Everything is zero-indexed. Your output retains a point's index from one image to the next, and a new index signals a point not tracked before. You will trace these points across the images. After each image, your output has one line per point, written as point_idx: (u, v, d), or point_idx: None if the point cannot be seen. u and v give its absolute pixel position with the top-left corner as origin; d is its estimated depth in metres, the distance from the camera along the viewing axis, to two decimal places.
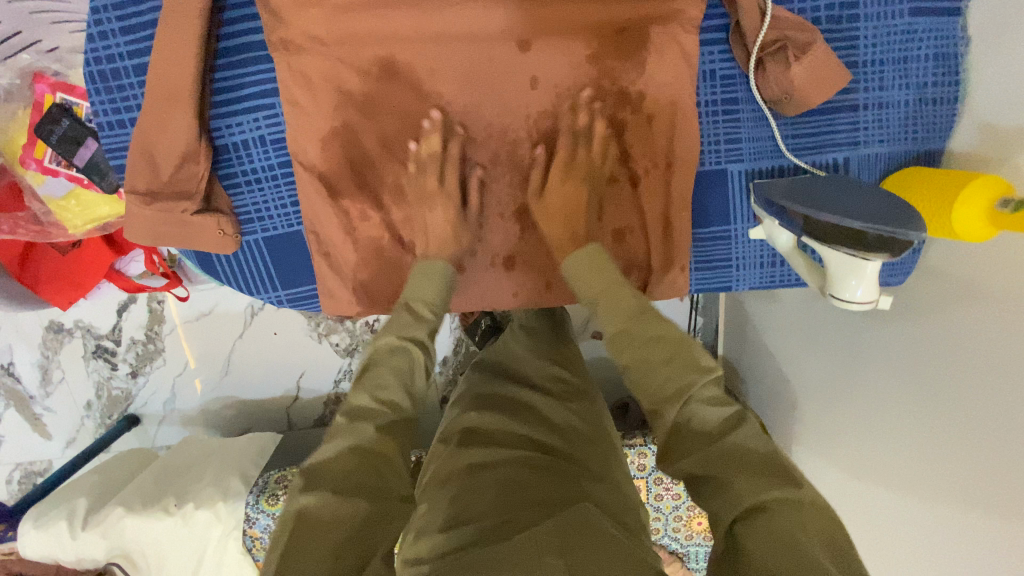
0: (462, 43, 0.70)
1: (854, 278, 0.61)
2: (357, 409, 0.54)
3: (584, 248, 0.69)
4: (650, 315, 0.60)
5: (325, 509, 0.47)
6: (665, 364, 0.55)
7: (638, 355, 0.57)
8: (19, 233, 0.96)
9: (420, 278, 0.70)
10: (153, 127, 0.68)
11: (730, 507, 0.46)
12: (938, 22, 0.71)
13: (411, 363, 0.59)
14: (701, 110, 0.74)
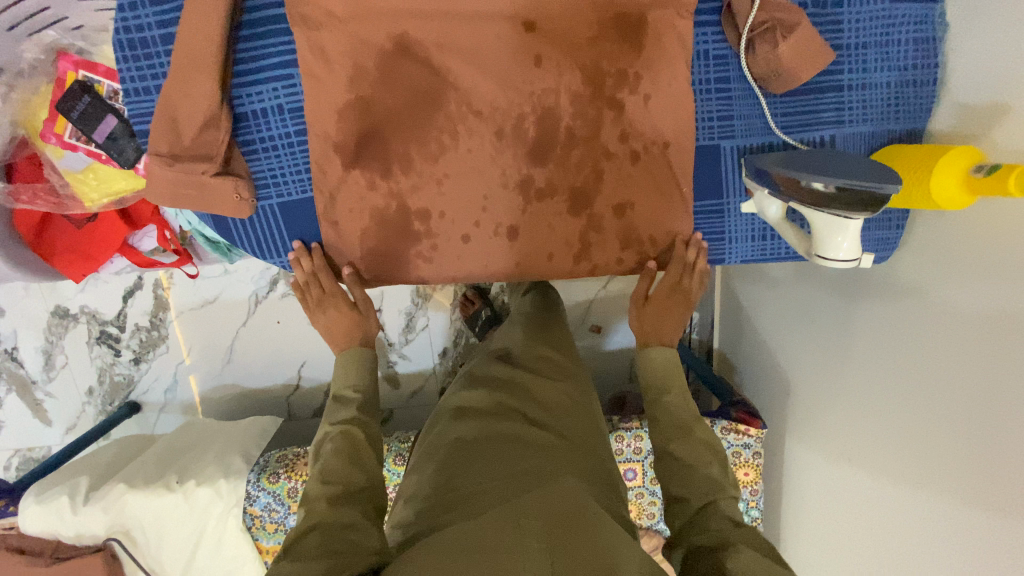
0: (472, 20, 0.73)
1: (844, 239, 0.67)
2: (314, 498, 0.70)
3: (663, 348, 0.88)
4: (703, 432, 0.79)
5: (296, 566, 0.61)
6: (700, 472, 0.74)
7: (682, 460, 0.75)
8: (37, 203, 0.99)
9: (337, 371, 0.86)
10: (177, 92, 0.71)
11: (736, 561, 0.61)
12: (918, 8, 0.75)
13: (349, 444, 0.76)
14: (695, 88, 0.78)
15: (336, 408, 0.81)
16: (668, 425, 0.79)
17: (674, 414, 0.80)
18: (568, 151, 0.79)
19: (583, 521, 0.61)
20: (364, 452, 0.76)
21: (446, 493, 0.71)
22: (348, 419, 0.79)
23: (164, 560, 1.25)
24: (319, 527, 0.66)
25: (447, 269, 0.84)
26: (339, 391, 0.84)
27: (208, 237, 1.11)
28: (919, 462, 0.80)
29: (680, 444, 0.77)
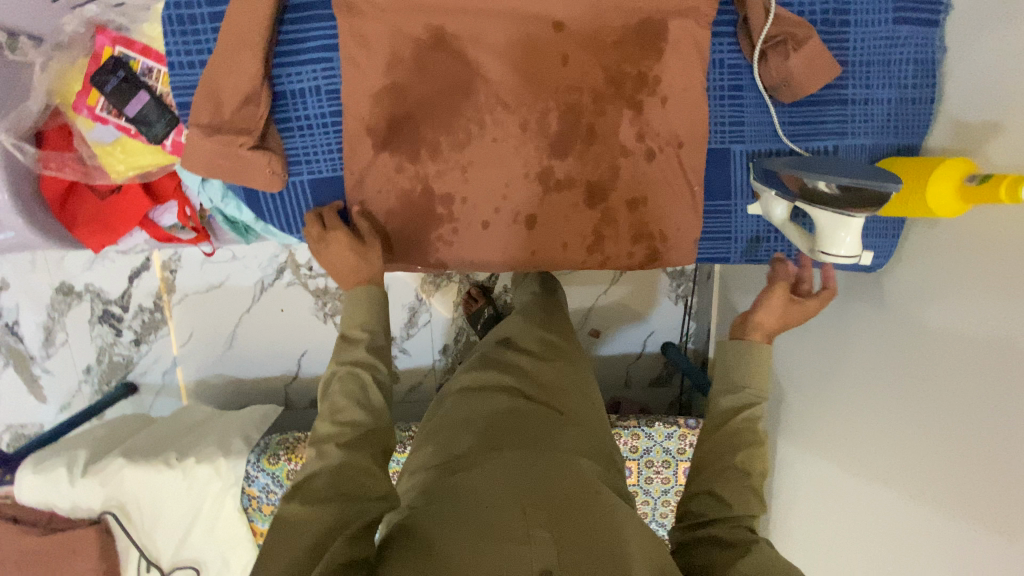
0: (506, 17, 0.78)
1: (849, 236, 0.72)
2: (323, 436, 0.68)
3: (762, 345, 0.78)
4: (767, 446, 0.72)
5: (303, 512, 0.61)
6: (748, 484, 0.69)
7: (733, 470, 0.69)
8: (66, 171, 1.01)
9: (351, 306, 0.78)
10: (222, 67, 0.75)
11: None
12: (918, 31, 0.81)
13: (361, 385, 0.72)
14: (709, 94, 0.83)
15: (348, 345, 0.75)
16: (733, 430, 0.73)
17: (745, 417, 0.73)
18: (587, 146, 0.83)
19: (588, 500, 0.63)
20: (375, 395, 0.72)
21: (450, 460, 0.72)
22: (362, 362, 0.74)
23: (156, 538, 1.26)
24: (327, 469, 0.65)
25: (465, 253, 0.87)
26: (348, 329, 0.77)
27: (226, 216, 1.13)
28: (899, 462, 0.83)
29: (742, 453, 0.71)
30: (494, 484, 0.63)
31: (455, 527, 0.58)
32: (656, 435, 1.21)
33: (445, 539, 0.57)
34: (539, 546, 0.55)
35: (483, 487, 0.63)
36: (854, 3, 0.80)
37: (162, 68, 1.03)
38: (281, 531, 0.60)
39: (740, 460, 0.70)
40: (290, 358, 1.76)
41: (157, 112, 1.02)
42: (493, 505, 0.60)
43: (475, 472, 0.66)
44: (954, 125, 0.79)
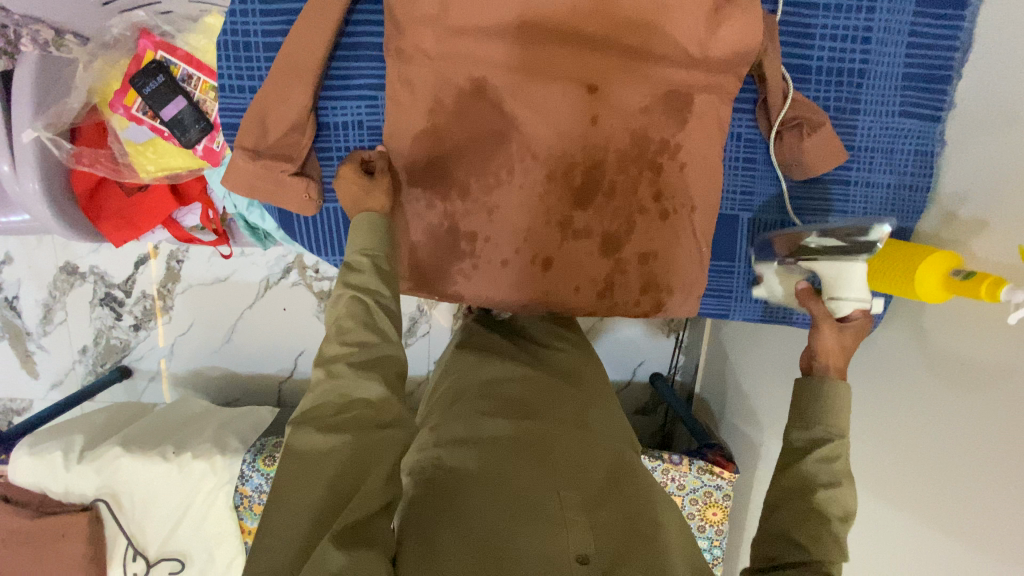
0: (544, 74, 0.82)
1: (857, 259, 0.74)
2: (331, 355, 0.67)
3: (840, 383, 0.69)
4: (849, 487, 0.65)
5: (323, 445, 0.61)
6: (821, 525, 0.63)
7: (813, 511, 0.64)
8: (97, 168, 1.04)
9: (353, 232, 0.77)
10: (271, 97, 0.78)
11: None
12: (920, 125, 0.88)
13: (366, 308, 0.70)
14: (725, 164, 0.89)
15: (353, 268, 0.73)
16: (814, 465, 0.66)
17: (829, 457, 0.66)
18: (607, 201, 0.88)
19: (611, 495, 0.68)
20: (380, 316, 0.71)
21: (467, 430, 0.76)
22: (366, 284, 0.72)
23: (147, 528, 1.27)
24: (344, 399, 0.64)
25: (481, 286, 0.91)
26: (352, 253, 0.75)
27: (247, 222, 1.16)
28: (873, 525, 0.89)
29: (825, 492, 0.65)
30: (523, 469, 0.68)
31: (491, 511, 0.63)
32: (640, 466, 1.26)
33: (482, 521, 0.62)
34: (576, 533, 0.61)
35: (513, 471, 0.68)
36: (865, 94, 0.86)
37: (201, 76, 1.06)
38: (299, 462, 0.60)
39: (820, 500, 0.64)
40: (287, 355, 1.78)
41: (192, 117, 1.05)
42: (525, 491, 0.65)
43: (501, 455, 0.71)
44: (945, 215, 0.86)
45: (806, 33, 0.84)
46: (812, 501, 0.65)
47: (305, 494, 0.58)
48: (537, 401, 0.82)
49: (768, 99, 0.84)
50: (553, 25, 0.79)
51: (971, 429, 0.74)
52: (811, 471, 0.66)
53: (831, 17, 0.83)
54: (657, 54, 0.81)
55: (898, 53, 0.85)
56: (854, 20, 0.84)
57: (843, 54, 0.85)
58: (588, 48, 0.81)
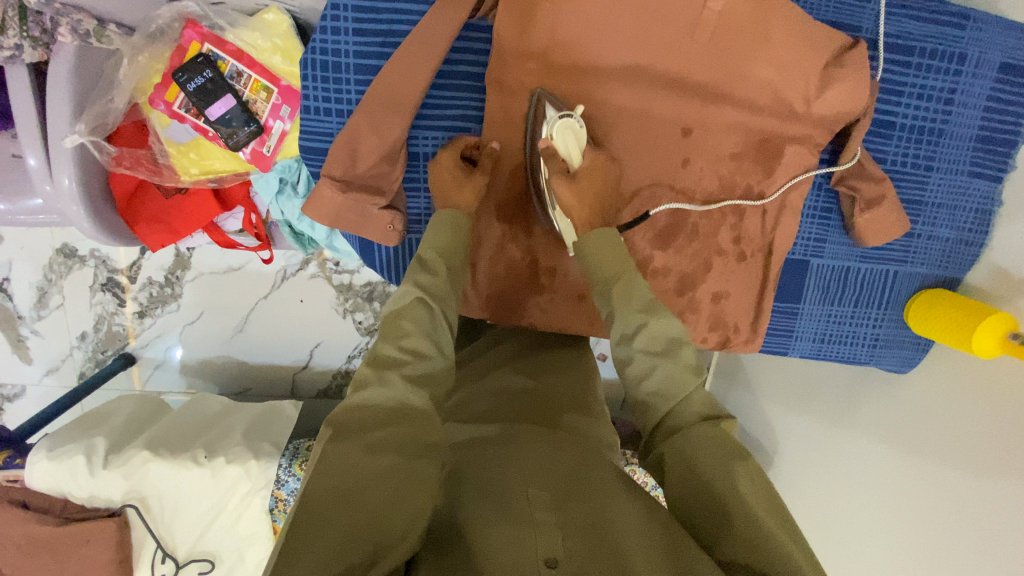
0: (642, 116, 0.81)
1: (571, 135, 0.74)
2: (384, 359, 0.64)
3: (600, 231, 0.74)
4: (657, 320, 0.68)
5: (360, 462, 0.55)
6: (668, 368, 0.66)
7: (646, 360, 0.67)
8: (138, 170, 0.97)
9: (431, 231, 0.76)
10: (364, 125, 0.74)
11: (711, 471, 0.58)
12: (986, 185, 0.91)
13: (431, 315, 0.68)
14: (804, 213, 0.92)
15: (424, 269, 0.72)
16: (621, 324, 0.69)
17: (623, 313, 0.69)
18: (688, 242, 0.88)
19: (605, 488, 0.60)
20: (441, 326, 0.69)
21: (476, 448, 0.69)
22: (436, 289, 0.71)
23: (175, 531, 1.24)
24: (383, 410, 0.60)
25: (558, 319, 0.91)
26: (425, 250, 0.73)
27: (292, 228, 1.10)
28: (886, 545, 0.95)
29: (637, 341, 0.67)
30: (526, 473, 0.61)
31: (500, 525, 0.54)
32: None
33: (488, 537, 0.53)
34: (545, 534, 0.53)
35: (511, 478, 0.61)
36: (940, 151, 0.89)
37: (253, 74, 0.97)
38: (328, 476, 0.53)
39: (641, 348, 0.67)
40: (301, 348, 1.64)
41: (241, 119, 0.97)
42: (536, 497, 0.57)
43: (500, 459, 0.65)
44: (997, 271, 0.90)
45: (896, 91, 0.86)
46: (641, 362, 0.67)
47: (326, 522, 0.50)
48: (547, 416, 0.76)
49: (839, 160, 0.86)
50: (658, 70, 0.78)
51: (988, 474, 0.82)
52: (621, 339, 0.69)
53: (921, 76, 0.86)
54: (759, 103, 0.81)
55: (976, 114, 0.88)
56: (941, 82, 0.86)
57: (926, 113, 0.87)
58: (688, 93, 0.80)
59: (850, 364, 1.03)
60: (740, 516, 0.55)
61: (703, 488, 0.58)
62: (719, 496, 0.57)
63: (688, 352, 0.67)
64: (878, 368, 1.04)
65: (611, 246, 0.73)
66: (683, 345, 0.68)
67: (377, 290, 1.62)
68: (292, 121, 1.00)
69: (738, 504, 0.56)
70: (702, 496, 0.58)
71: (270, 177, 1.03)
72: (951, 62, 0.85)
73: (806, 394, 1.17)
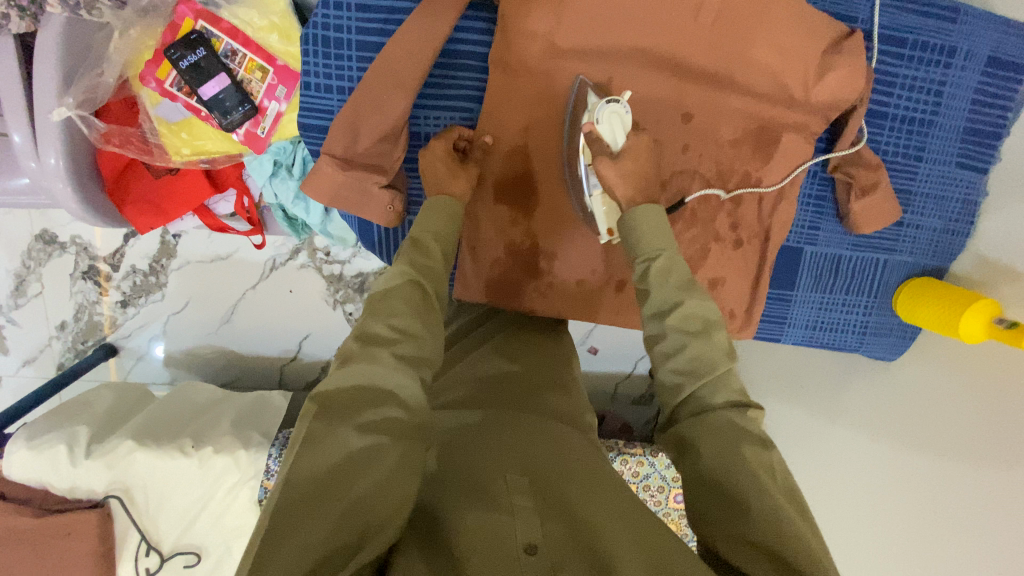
0: (644, 100, 0.81)
1: (617, 119, 0.72)
2: (373, 337, 0.61)
3: (645, 206, 0.69)
4: (692, 299, 0.64)
5: (346, 445, 0.53)
6: (699, 350, 0.62)
7: (679, 340, 0.62)
8: (127, 148, 0.94)
9: (424, 214, 0.73)
10: (366, 102, 0.73)
11: (726, 459, 0.56)
12: (973, 176, 0.93)
13: (423, 296, 0.65)
14: (799, 200, 0.94)
15: (421, 251, 0.69)
16: (657, 299, 0.65)
17: (659, 290, 0.65)
18: (687, 228, 0.88)
19: (586, 477, 0.60)
20: (432, 307, 0.66)
21: (460, 436, 0.68)
22: (430, 270, 0.68)
23: (161, 522, 1.20)
24: (371, 392, 0.57)
25: (556, 303, 0.90)
26: (418, 232, 0.71)
27: (286, 212, 1.09)
28: (878, 532, 0.97)
29: (671, 318, 0.63)
30: (508, 460, 0.61)
31: (481, 513, 0.54)
32: (657, 463, 1.17)
33: (468, 524, 0.53)
34: (526, 519, 0.53)
35: (493, 466, 0.60)
36: (930, 142, 0.91)
37: (247, 53, 0.96)
38: (313, 460, 0.51)
39: (675, 326, 0.63)
40: (289, 339, 1.60)
41: (235, 99, 0.96)
42: (514, 485, 0.57)
43: (483, 447, 0.64)
44: (981, 260, 0.93)
45: (889, 81, 0.88)
46: (672, 340, 0.63)
47: (310, 509, 0.49)
48: (530, 403, 0.76)
49: (836, 148, 0.88)
50: (659, 54, 0.79)
51: (974, 455, 0.85)
52: (653, 315, 0.65)
53: (912, 68, 0.88)
54: (758, 90, 0.82)
55: (964, 106, 0.90)
56: (932, 73, 0.89)
57: (917, 105, 0.90)
58: (688, 78, 0.81)
59: (840, 351, 1.06)
60: (761, 505, 0.53)
61: (722, 476, 0.55)
62: (734, 484, 0.55)
63: (720, 335, 0.63)
64: (866, 356, 1.06)
65: (657, 222, 0.69)
66: (716, 325, 0.63)
67: (368, 281, 1.58)
68: (288, 101, 0.99)
69: (762, 501, 0.53)
70: (725, 481, 0.55)
71: (263, 160, 1.01)
72: (941, 54, 0.88)
73: (797, 383, 1.19)
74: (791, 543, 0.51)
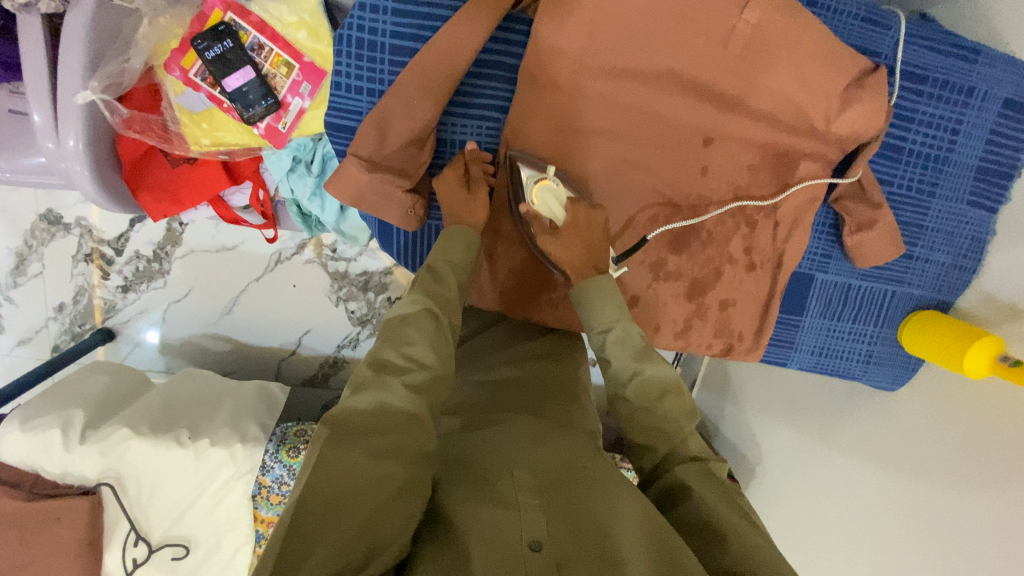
0: (668, 120, 0.82)
1: (552, 197, 0.75)
2: (386, 364, 0.62)
3: (592, 280, 0.72)
4: (651, 366, 0.66)
5: (359, 465, 0.53)
6: (660, 414, 0.65)
7: (640, 405, 0.66)
8: (147, 135, 0.95)
9: (444, 243, 0.75)
10: (396, 105, 0.74)
11: (700, 510, 0.58)
12: (982, 215, 0.95)
13: (437, 325, 0.66)
14: (813, 227, 0.96)
15: (436, 279, 0.71)
16: (615, 371, 0.68)
17: (617, 359, 0.67)
18: (702, 248, 0.89)
19: (589, 476, 0.60)
20: (445, 334, 0.67)
21: (465, 439, 0.68)
22: (444, 300, 0.69)
23: (151, 515, 1.17)
24: (383, 416, 0.57)
25: (568, 316, 0.91)
26: (436, 262, 0.73)
27: (300, 208, 1.09)
28: (874, 560, 0.98)
29: (630, 388, 0.66)
30: (513, 461, 0.61)
31: (482, 510, 0.54)
32: None
33: (471, 523, 0.53)
34: (530, 519, 0.53)
35: (497, 469, 0.60)
36: (942, 178, 0.93)
37: (274, 48, 0.96)
38: (325, 479, 0.51)
39: (633, 396, 0.66)
40: (289, 335, 1.58)
41: (259, 92, 0.96)
42: (520, 485, 0.57)
43: (489, 451, 0.64)
44: (986, 297, 0.94)
45: (908, 117, 0.90)
46: (636, 407, 0.66)
47: (322, 530, 0.49)
48: (533, 410, 0.76)
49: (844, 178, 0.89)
50: (688, 75, 0.80)
51: (973, 489, 0.86)
52: (614, 384, 0.68)
53: (931, 106, 0.90)
54: (781, 118, 0.83)
55: (978, 146, 0.92)
56: (949, 112, 0.90)
57: (933, 142, 0.92)
58: (714, 101, 0.82)
59: (843, 378, 1.07)
60: (739, 541, 0.55)
61: (700, 526, 0.58)
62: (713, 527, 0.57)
63: (677, 397, 0.66)
64: (868, 385, 1.07)
65: (605, 291, 0.71)
66: (674, 390, 0.66)
67: (373, 280, 1.56)
68: (312, 98, 0.99)
69: (739, 540, 0.55)
70: (700, 528, 0.57)
71: (281, 155, 1.01)
72: (959, 93, 0.90)
73: (797, 406, 1.19)
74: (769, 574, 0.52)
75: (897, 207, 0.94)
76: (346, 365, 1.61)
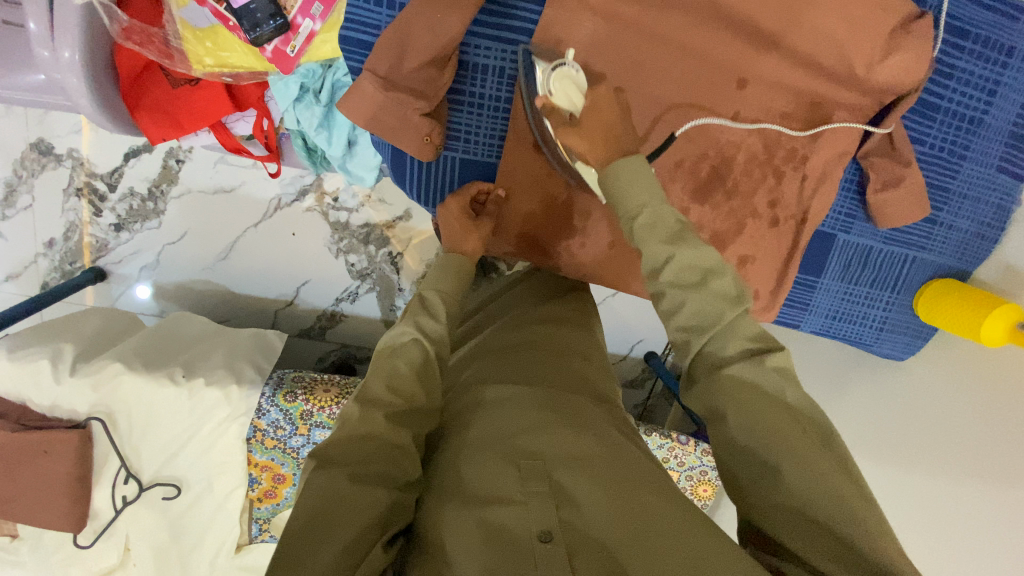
0: (702, 58, 0.78)
1: (569, 84, 0.67)
2: (374, 399, 0.56)
3: (624, 159, 0.62)
4: (686, 248, 0.59)
5: (345, 494, 0.48)
6: (702, 297, 0.58)
7: (678, 295, 0.59)
8: (147, 48, 0.90)
9: (438, 271, 0.76)
10: (417, 18, 0.69)
11: (745, 428, 0.52)
12: (1010, 183, 0.93)
13: (425, 358, 0.63)
14: (840, 185, 0.92)
15: (427, 312, 0.69)
16: (647, 258, 0.61)
17: (646, 247, 0.60)
18: (725, 200, 0.86)
19: (599, 461, 0.55)
20: (433, 373, 0.63)
21: (467, 420, 0.63)
22: (436, 333, 0.67)
23: (143, 452, 1.16)
24: (368, 445, 0.53)
25: (583, 264, 0.88)
26: (427, 291, 0.72)
27: (306, 142, 1.05)
28: None
29: (665, 274, 0.59)
30: (517, 449, 0.56)
31: (481, 511, 0.50)
32: (650, 444, 1.12)
33: (470, 529, 0.49)
34: (535, 513, 0.50)
35: (498, 460, 0.55)
36: (975, 142, 0.90)
37: None
38: (309, 510, 0.47)
39: (671, 280, 0.59)
40: (286, 284, 1.54)
41: (267, 11, 0.89)
42: (523, 479, 0.53)
43: (489, 437, 0.59)
44: (1006, 268, 0.93)
45: (947, 74, 0.87)
46: (670, 297, 0.59)
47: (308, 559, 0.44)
48: (541, 374, 0.69)
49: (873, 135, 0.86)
50: (725, 9, 0.75)
51: (985, 457, 0.86)
52: (646, 275, 0.61)
53: (971, 63, 0.87)
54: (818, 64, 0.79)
55: (1013, 110, 0.89)
56: (988, 71, 0.87)
57: (969, 102, 0.88)
58: (750, 41, 0.78)
59: (853, 344, 1.06)
60: (794, 471, 0.49)
61: (755, 449, 0.51)
62: (767, 456, 0.50)
63: (723, 280, 0.58)
64: (877, 353, 1.06)
65: (638, 171, 0.62)
66: (719, 271, 0.59)
67: (374, 233, 1.51)
68: (324, 20, 0.93)
69: (800, 467, 0.49)
70: (752, 451, 0.51)
71: (289, 83, 0.95)
72: (1001, 52, 0.86)
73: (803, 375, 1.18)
74: (838, 501, 0.46)
75: (928, 169, 0.91)
76: (344, 319, 1.58)
